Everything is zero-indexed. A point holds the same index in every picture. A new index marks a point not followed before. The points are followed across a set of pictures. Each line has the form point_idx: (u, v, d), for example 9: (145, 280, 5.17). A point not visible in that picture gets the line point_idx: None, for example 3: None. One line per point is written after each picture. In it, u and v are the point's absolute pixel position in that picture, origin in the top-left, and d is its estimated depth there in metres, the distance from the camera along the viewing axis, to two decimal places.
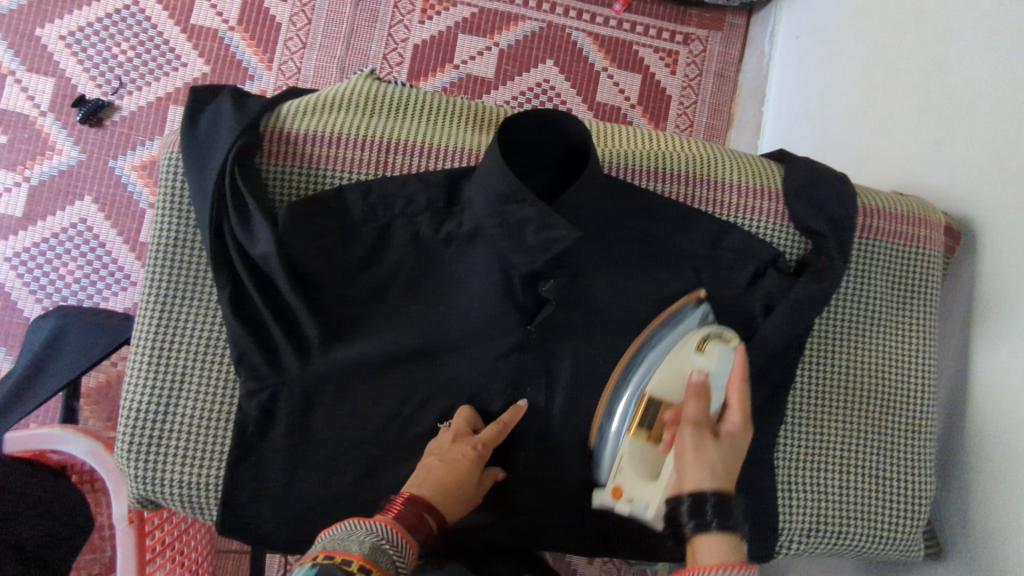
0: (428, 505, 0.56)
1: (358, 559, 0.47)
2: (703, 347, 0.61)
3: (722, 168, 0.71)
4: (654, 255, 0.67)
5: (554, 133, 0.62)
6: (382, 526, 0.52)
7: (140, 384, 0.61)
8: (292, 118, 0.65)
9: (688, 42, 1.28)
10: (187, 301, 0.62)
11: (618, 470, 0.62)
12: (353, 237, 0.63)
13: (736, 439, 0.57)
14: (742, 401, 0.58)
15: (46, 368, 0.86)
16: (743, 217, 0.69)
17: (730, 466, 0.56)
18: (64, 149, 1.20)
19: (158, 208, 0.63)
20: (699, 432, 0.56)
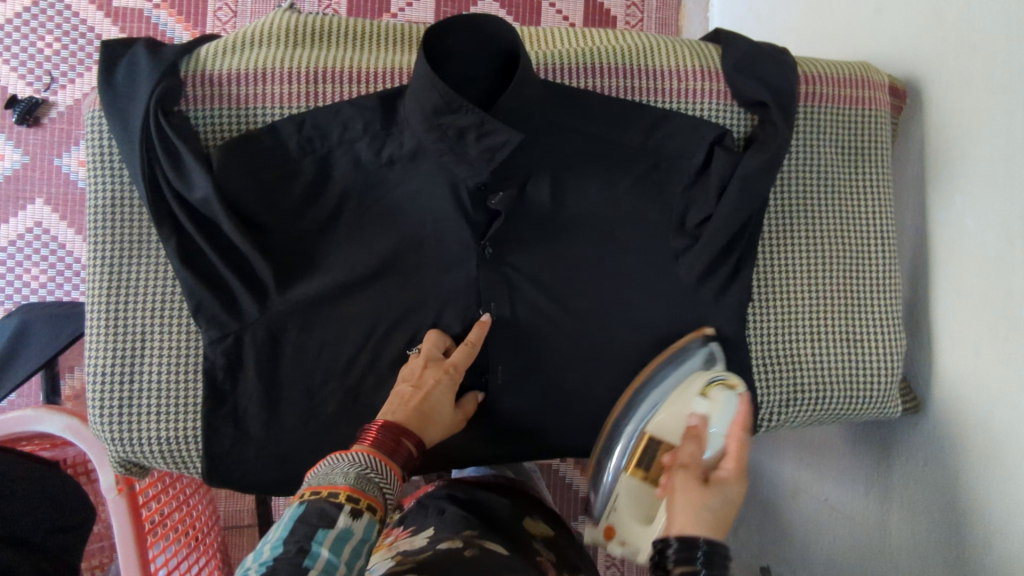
0: (402, 429, 0.55)
1: (345, 490, 0.47)
2: (709, 395, 0.63)
3: (660, 54, 0.69)
4: (602, 152, 0.67)
5: (480, 40, 0.60)
6: (365, 456, 0.51)
7: (101, 348, 0.61)
8: (211, 59, 0.63)
9: None
10: (134, 259, 0.61)
11: (614, 512, 0.66)
12: (293, 172, 0.62)
13: (728, 484, 0.49)
14: (740, 450, 0.51)
15: (15, 359, 0.84)
16: (688, 101, 0.68)
17: (719, 515, 0.47)
18: (6, 154, 1.17)
19: (87, 170, 0.62)
20: (688, 475, 0.50)
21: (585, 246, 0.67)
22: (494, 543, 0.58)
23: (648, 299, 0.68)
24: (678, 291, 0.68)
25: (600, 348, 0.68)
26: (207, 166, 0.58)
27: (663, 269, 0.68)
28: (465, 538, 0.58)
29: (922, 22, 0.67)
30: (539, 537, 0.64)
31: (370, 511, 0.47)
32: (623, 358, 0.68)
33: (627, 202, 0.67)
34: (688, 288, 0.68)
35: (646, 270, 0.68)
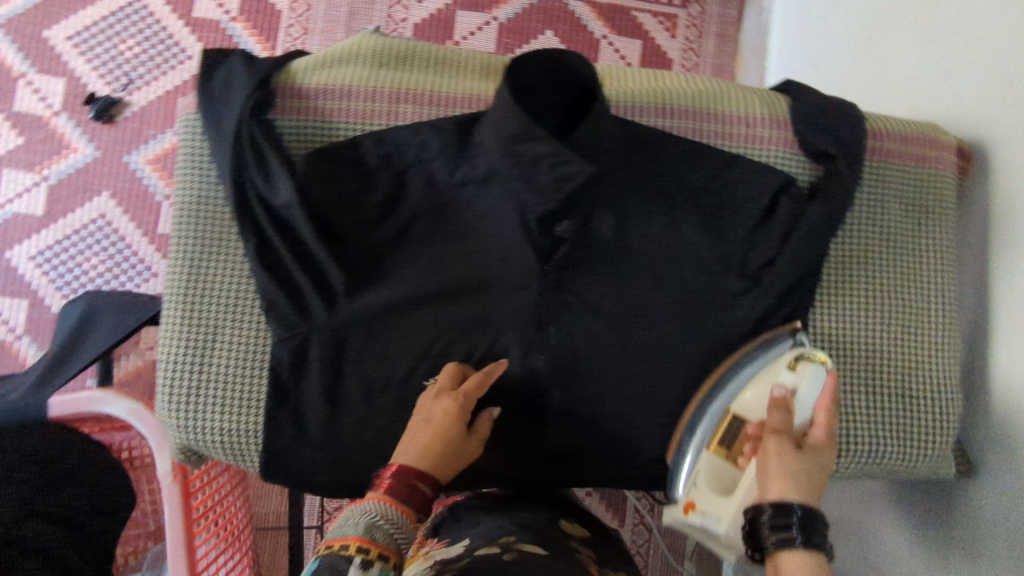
0: (418, 473, 0.56)
1: (355, 541, 0.49)
2: (795, 366, 0.62)
3: (729, 100, 0.71)
4: (667, 190, 0.68)
5: (555, 74, 0.62)
6: (378, 504, 0.53)
7: (177, 338, 0.64)
8: (302, 73, 0.66)
9: (685, 6, 1.41)
10: (215, 257, 0.64)
11: (693, 486, 0.63)
12: (370, 185, 0.65)
13: (820, 453, 0.55)
14: (829, 419, 0.57)
15: (80, 343, 0.88)
16: (753, 147, 0.70)
17: (812, 478, 0.54)
18: (79, 148, 1.33)
19: (180, 169, 0.65)
20: (782, 444, 0.54)
21: (643, 280, 0.69)
22: (533, 547, 0.59)
23: (703, 337, 0.68)
24: (734, 333, 0.68)
25: (649, 382, 0.69)
26: (292, 175, 0.61)
27: (720, 310, 0.68)
28: (502, 543, 0.60)
29: (988, 86, 0.68)
30: (575, 537, 0.67)
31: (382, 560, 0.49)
32: (674, 393, 0.69)
33: (689, 241, 0.69)
34: (746, 329, 0.68)
35: (703, 309, 0.68)
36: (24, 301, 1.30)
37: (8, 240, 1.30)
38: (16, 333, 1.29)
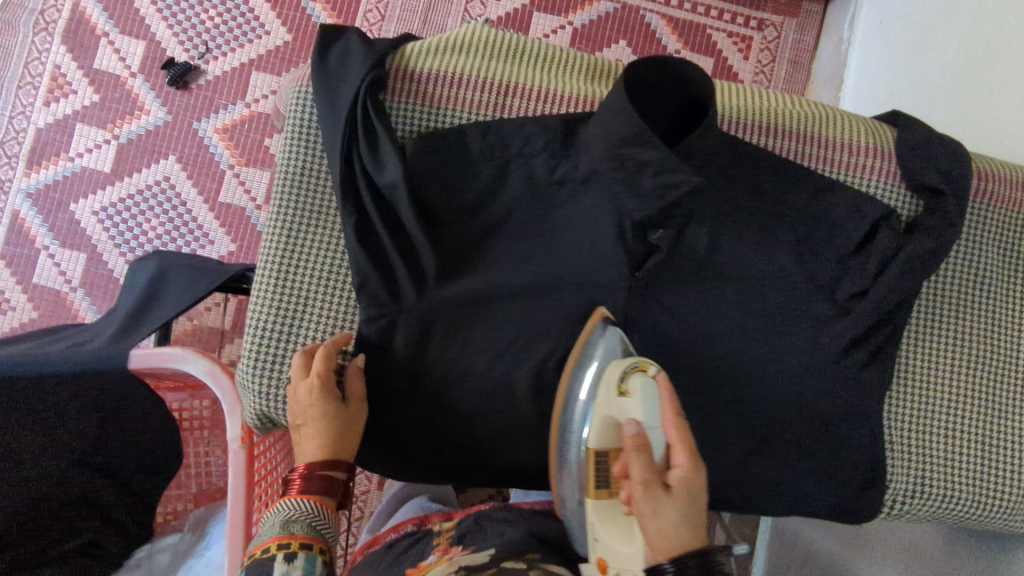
0: (323, 462, 0.61)
1: (276, 540, 0.57)
2: (626, 388, 0.58)
3: (835, 125, 0.70)
4: (763, 210, 0.68)
5: (670, 82, 0.62)
6: (293, 500, 0.61)
7: (266, 304, 0.65)
8: (415, 57, 0.67)
9: (763, 28, 1.48)
10: (313, 228, 0.65)
11: (596, 542, 0.56)
12: (472, 174, 0.65)
13: (690, 483, 0.51)
14: (683, 438, 0.52)
15: (153, 302, 0.87)
16: (855, 175, 0.70)
17: (693, 517, 0.49)
18: (151, 110, 1.41)
19: (285, 139, 0.66)
20: (648, 491, 0.50)
21: (732, 296, 0.68)
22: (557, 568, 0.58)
23: (782, 359, 0.68)
24: (816, 361, 0.68)
25: (726, 398, 0.68)
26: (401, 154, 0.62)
27: (805, 336, 0.68)
28: (527, 560, 0.59)
29: None
30: None
31: (305, 548, 0.57)
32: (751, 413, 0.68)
33: (779, 264, 0.68)
34: (829, 358, 0.68)
35: (785, 332, 0.68)
36: (82, 256, 1.39)
37: (75, 193, 1.40)
38: (72, 286, 1.38)
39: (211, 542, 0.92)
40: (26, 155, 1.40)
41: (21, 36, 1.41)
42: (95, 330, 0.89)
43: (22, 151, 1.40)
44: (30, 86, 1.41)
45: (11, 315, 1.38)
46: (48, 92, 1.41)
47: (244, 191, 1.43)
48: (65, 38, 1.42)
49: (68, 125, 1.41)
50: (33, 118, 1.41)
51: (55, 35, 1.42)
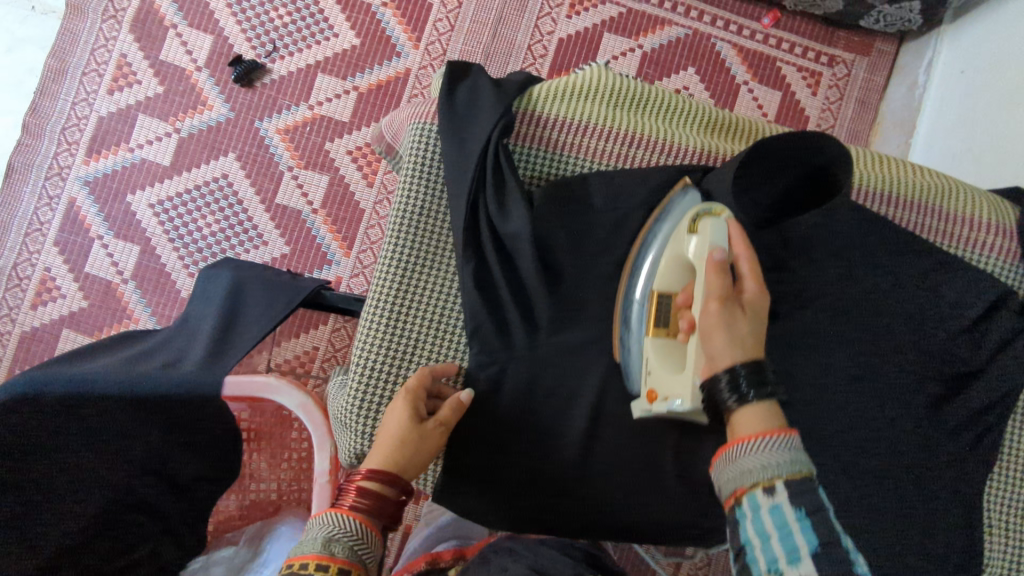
0: (390, 478, 0.59)
1: (314, 558, 0.51)
2: (696, 227, 0.60)
3: (957, 199, 0.70)
4: (878, 281, 0.67)
5: (797, 153, 0.64)
6: (337, 515, 0.56)
7: (380, 336, 0.67)
8: (542, 102, 0.69)
9: (833, 64, 1.42)
10: (429, 265, 0.69)
11: (648, 375, 0.61)
12: (586, 226, 0.67)
13: (755, 306, 0.56)
14: (754, 269, 0.57)
15: (236, 321, 0.86)
16: (973, 251, 0.69)
17: (754, 334, 0.55)
18: (214, 106, 1.40)
19: (405, 174, 0.70)
20: (721, 307, 0.55)
21: (840, 364, 0.67)
22: None
23: (892, 435, 0.66)
24: (921, 441, 0.66)
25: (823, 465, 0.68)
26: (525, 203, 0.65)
27: (914, 412, 0.66)
28: None
29: None
30: None
31: (344, 574, 0.52)
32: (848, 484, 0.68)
33: (892, 337, 0.67)
34: (937, 438, 0.66)
35: (894, 406, 0.66)
36: (135, 248, 1.38)
37: (132, 184, 1.39)
38: (123, 278, 1.37)
39: (268, 561, 0.89)
40: (86, 142, 1.39)
41: (88, 20, 1.40)
42: (178, 346, 0.88)
43: (83, 138, 1.39)
44: (95, 73, 1.40)
45: (61, 303, 1.36)
46: (113, 81, 1.40)
47: (301, 194, 1.40)
48: (134, 27, 1.40)
49: (131, 115, 1.40)
50: (95, 106, 1.40)
51: (122, 24, 1.40)
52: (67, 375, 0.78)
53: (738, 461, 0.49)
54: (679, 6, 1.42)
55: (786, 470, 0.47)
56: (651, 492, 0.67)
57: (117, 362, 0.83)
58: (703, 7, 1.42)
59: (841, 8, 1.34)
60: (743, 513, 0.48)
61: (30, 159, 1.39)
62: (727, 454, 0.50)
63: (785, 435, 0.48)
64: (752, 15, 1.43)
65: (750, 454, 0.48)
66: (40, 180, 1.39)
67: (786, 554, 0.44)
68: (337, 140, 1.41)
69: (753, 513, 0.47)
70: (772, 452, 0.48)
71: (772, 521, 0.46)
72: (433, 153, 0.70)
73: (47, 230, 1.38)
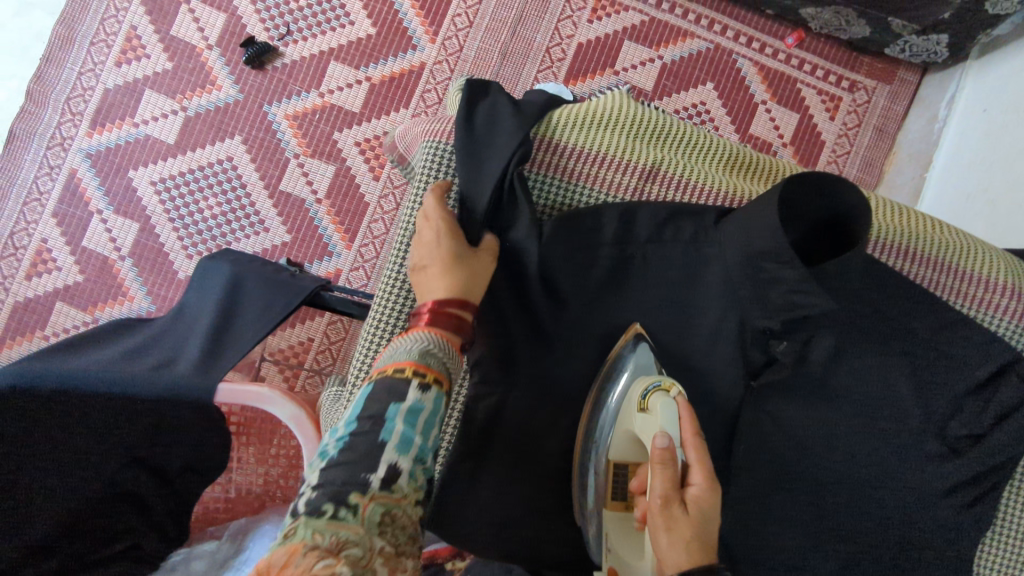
0: (456, 301, 0.61)
1: (410, 366, 0.58)
2: (646, 404, 0.60)
3: (974, 258, 0.69)
4: (889, 333, 0.66)
5: (823, 200, 0.60)
6: (420, 332, 0.60)
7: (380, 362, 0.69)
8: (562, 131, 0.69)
9: (854, 90, 1.40)
10: None
11: (608, 552, 0.59)
12: (594, 259, 0.66)
13: (705, 502, 0.53)
14: (703, 461, 0.55)
15: (233, 323, 0.84)
16: (984, 312, 0.69)
17: (705, 535, 0.51)
18: (223, 86, 1.38)
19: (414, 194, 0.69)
20: (667, 505, 0.52)
21: (841, 413, 0.67)
22: None
23: (885, 487, 0.66)
24: (914, 496, 0.65)
25: (819, 516, 0.67)
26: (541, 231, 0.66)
27: (912, 469, 0.66)
28: None
29: None
30: None
31: (438, 384, 0.58)
32: (844, 538, 0.67)
33: (898, 391, 0.66)
34: (933, 497, 0.65)
35: (891, 462, 0.66)
36: (135, 226, 1.36)
37: (135, 160, 1.37)
38: (121, 255, 1.35)
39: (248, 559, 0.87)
40: (91, 114, 1.37)
41: None
42: (173, 344, 0.86)
43: (88, 109, 1.37)
44: (103, 44, 1.37)
45: (56, 276, 1.35)
46: (121, 53, 1.37)
47: (306, 182, 1.38)
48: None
49: (137, 89, 1.37)
50: (102, 77, 1.37)
51: None
52: (57, 372, 0.75)
53: None
54: (704, 19, 1.40)
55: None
56: None
57: (108, 360, 0.80)
58: (727, 22, 1.40)
59: (867, 35, 1.31)
60: None
61: (33, 128, 1.36)
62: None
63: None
64: (777, 33, 1.40)
65: None
66: (41, 150, 1.36)
67: None
68: (347, 130, 1.38)
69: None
70: None
71: None
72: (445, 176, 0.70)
73: (46, 200, 1.36)
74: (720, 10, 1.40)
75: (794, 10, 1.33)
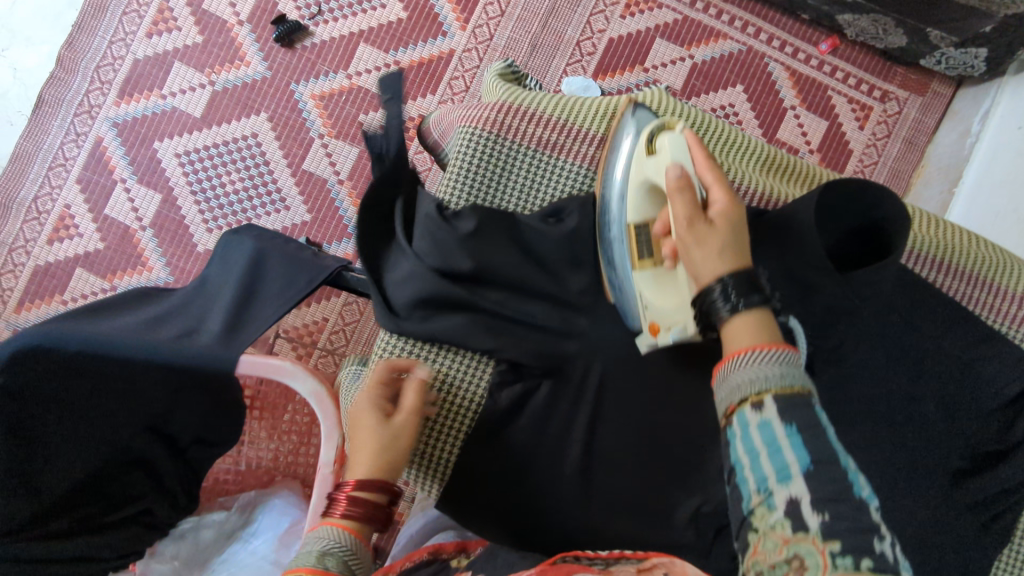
0: (371, 481, 0.62)
1: (307, 571, 0.54)
2: (655, 150, 0.64)
3: (1007, 274, 0.70)
4: (909, 347, 0.67)
5: (855, 206, 0.60)
6: (334, 530, 0.59)
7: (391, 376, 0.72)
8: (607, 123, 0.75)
9: (884, 100, 1.38)
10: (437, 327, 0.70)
11: (647, 309, 0.65)
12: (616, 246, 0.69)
13: (730, 213, 0.56)
14: (719, 178, 0.58)
15: (256, 296, 0.85)
16: (1016, 329, 0.69)
17: (735, 241, 0.55)
18: (251, 63, 1.38)
19: (448, 185, 0.72)
20: (691, 221, 0.56)
21: (864, 422, 0.66)
22: None
23: (908, 504, 0.64)
24: (935, 511, 0.64)
25: None
26: (477, 251, 0.68)
27: (933, 484, 0.65)
28: None
29: None
30: None
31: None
32: None
33: (916, 402, 0.66)
34: (954, 510, 0.64)
35: (914, 475, 0.65)
36: (157, 196, 1.37)
37: (160, 131, 1.37)
38: (142, 225, 1.36)
39: (258, 532, 0.92)
40: (119, 83, 1.37)
41: None
42: (196, 312, 0.86)
43: (117, 78, 1.37)
44: (135, 14, 1.38)
45: (76, 242, 1.35)
46: (152, 24, 1.37)
47: (330, 162, 1.37)
48: None
49: (167, 61, 1.37)
50: (132, 47, 1.37)
51: None
52: (82, 330, 0.75)
53: (734, 375, 0.51)
54: (737, 20, 1.38)
55: (780, 382, 0.49)
56: (657, 524, 0.67)
57: (137, 328, 0.79)
58: (761, 25, 1.38)
59: (904, 45, 1.29)
60: (734, 431, 0.50)
61: (61, 94, 1.37)
62: (723, 369, 0.52)
63: (782, 348, 0.50)
64: (810, 39, 1.38)
65: (746, 362, 0.50)
66: (69, 116, 1.37)
67: (776, 471, 0.46)
68: (372, 113, 1.38)
69: (742, 430, 0.49)
70: (763, 364, 0.49)
71: (762, 436, 0.48)
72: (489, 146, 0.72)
73: (71, 166, 1.37)
74: (754, 13, 1.38)
75: (830, 16, 1.31)
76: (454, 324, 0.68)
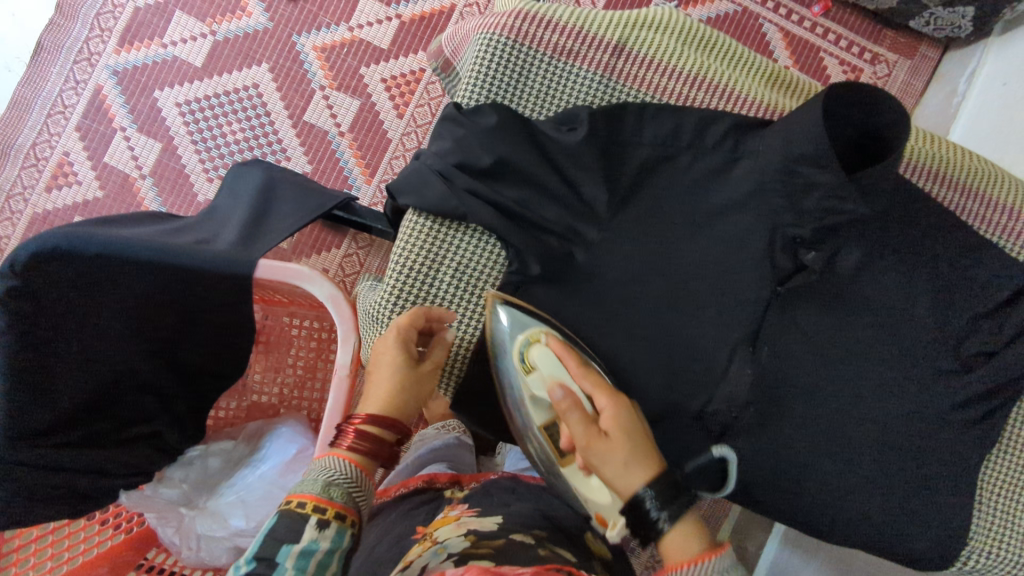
0: (388, 421, 0.66)
1: (312, 501, 0.58)
2: (528, 363, 0.68)
3: (1003, 189, 0.74)
4: (909, 251, 0.69)
5: (858, 112, 0.63)
6: (338, 462, 0.63)
7: (409, 274, 0.73)
8: (620, 31, 0.77)
9: (875, 62, 1.38)
10: (455, 225, 0.72)
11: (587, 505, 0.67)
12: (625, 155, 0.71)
13: (620, 418, 0.62)
14: (598, 383, 0.65)
15: (268, 217, 0.88)
16: (1009, 239, 0.73)
17: (637, 448, 0.62)
18: (253, 13, 1.37)
19: (467, 90, 0.74)
20: (593, 439, 0.61)
21: (861, 327, 0.69)
22: (562, 550, 0.63)
23: (896, 399, 0.69)
24: (924, 407, 0.68)
25: (834, 422, 0.70)
26: (497, 143, 0.68)
27: (923, 383, 0.68)
28: (535, 536, 0.65)
29: None
30: (596, 552, 0.72)
31: (339, 518, 0.58)
32: (855, 443, 0.69)
33: (911, 306, 0.68)
34: (943, 409, 0.68)
35: (906, 376, 0.68)
36: (157, 145, 1.36)
37: (160, 80, 1.37)
38: (141, 173, 1.36)
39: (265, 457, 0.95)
40: (120, 31, 1.36)
41: None
42: (208, 229, 0.87)
43: (117, 26, 1.36)
44: None
45: (75, 190, 1.35)
46: None
47: (330, 114, 1.37)
48: None
49: (167, 10, 1.37)
50: None
51: None
52: (99, 235, 0.74)
53: None
54: None
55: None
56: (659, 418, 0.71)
57: (147, 234, 0.80)
58: None
59: (893, 6, 1.28)
60: None
61: (60, 41, 1.36)
62: None
63: (716, 557, 0.55)
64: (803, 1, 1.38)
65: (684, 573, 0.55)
66: (68, 63, 1.36)
67: None
68: (373, 66, 1.37)
69: None
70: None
71: None
72: (506, 48, 0.74)
73: (70, 113, 1.36)
74: None
75: None
76: (478, 215, 0.68)
